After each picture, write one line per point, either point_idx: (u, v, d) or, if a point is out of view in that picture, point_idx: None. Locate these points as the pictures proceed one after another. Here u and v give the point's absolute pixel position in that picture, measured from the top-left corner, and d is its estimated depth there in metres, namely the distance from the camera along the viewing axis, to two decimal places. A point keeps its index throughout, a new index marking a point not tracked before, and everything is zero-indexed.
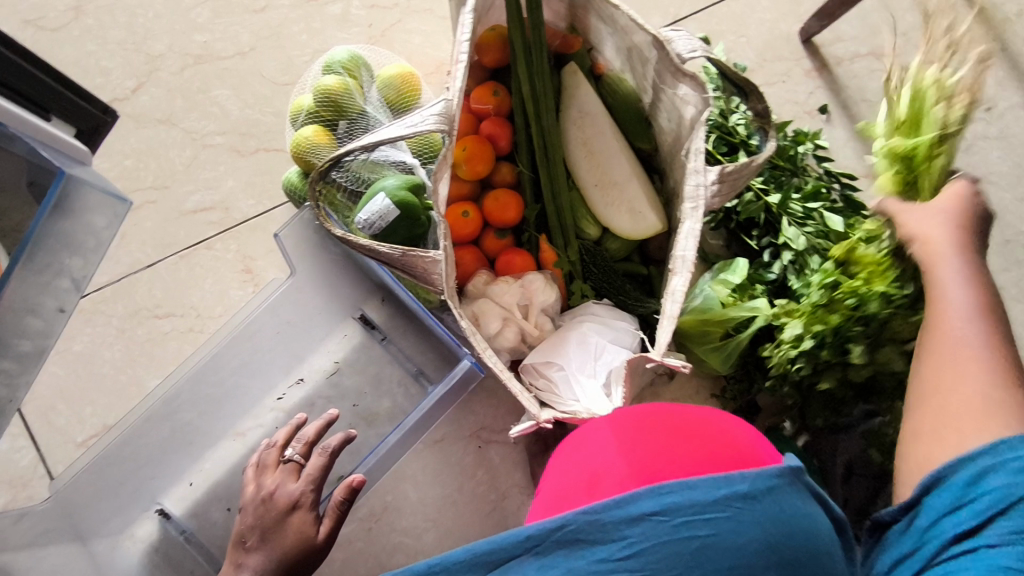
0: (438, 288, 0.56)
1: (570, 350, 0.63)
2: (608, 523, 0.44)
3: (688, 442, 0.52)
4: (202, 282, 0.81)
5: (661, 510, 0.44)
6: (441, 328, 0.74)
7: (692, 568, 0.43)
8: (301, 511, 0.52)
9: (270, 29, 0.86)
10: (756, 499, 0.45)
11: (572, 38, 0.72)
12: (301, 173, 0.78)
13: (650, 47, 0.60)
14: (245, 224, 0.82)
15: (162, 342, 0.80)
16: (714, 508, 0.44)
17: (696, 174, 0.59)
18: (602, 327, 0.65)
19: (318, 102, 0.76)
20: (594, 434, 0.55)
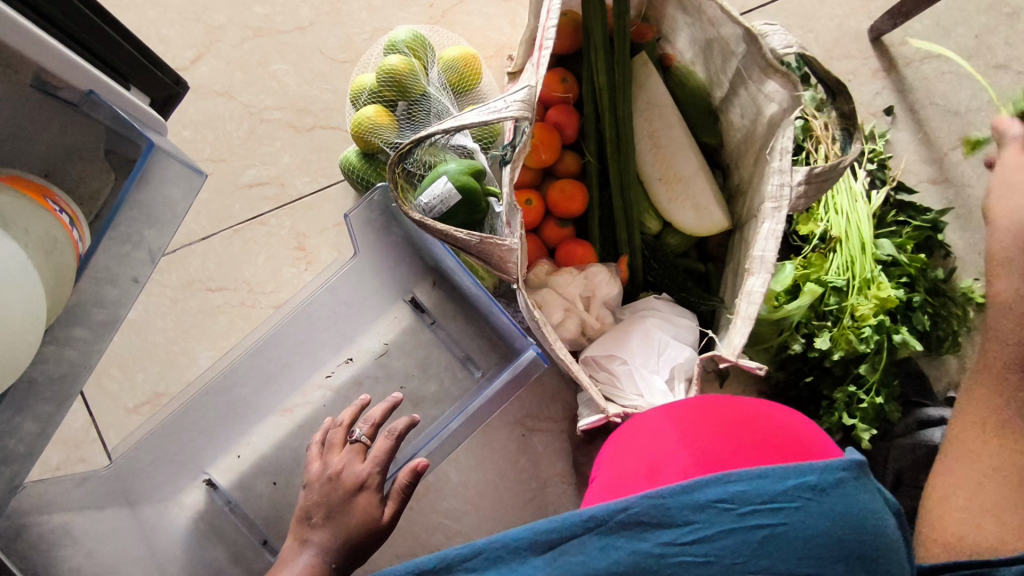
0: (512, 277, 0.57)
1: (634, 344, 0.64)
2: (672, 508, 0.43)
3: (757, 432, 0.51)
4: (255, 257, 0.81)
5: (726, 498, 0.43)
6: (506, 315, 0.70)
7: (759, 557, 0.42)
8: (367, 492, 0.52)
9: (330, 5, 0.85)
10: (825, 490, 0.43)
11: (644, 27, 0.70)
12: (360, 153, 0.78)
13: (738, 40, 0.59)
14: (299, 202, 0.82)
15: (214, 314, 0.80)
16: (782, 498, 0.43)
17: (781, 174, 0.60)
18: (664, 323, 0.66)
19: (382, 81, 0.75)
20: (654, 423, 0.55)
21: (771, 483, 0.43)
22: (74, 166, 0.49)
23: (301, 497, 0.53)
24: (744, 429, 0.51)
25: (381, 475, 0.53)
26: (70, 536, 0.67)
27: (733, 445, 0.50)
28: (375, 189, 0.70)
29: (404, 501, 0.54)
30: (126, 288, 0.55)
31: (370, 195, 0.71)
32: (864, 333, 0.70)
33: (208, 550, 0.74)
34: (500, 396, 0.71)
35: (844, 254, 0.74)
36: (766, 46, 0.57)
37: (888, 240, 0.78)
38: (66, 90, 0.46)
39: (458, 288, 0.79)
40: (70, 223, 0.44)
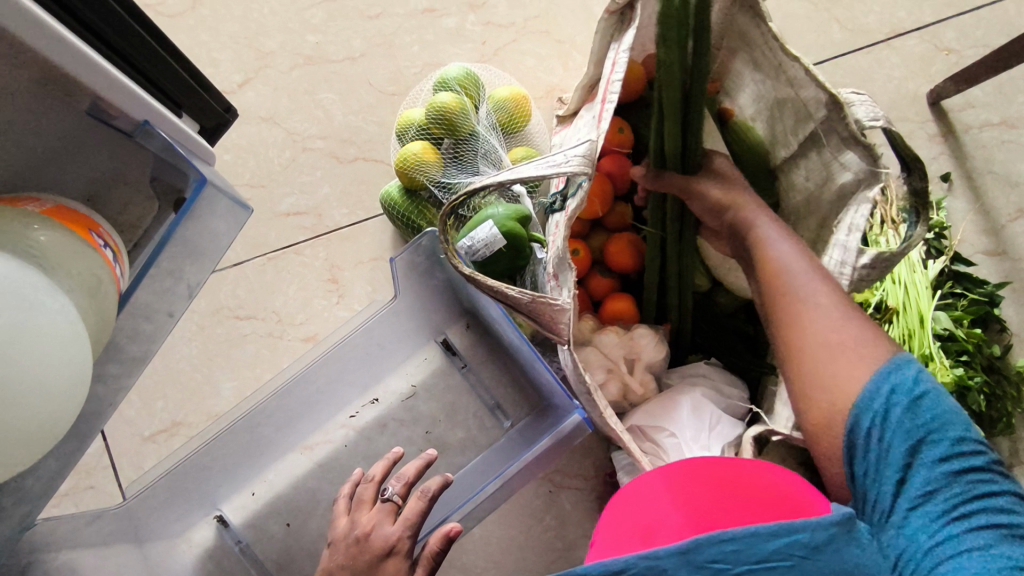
0: (563, 338, 0.54)
1: (684, 416, 0.61)
2: (670, 571, 0.43)
3: (754, 497, 0.48)
4: (287, 287, 0.79)
5: (721, 559, 0.43)
6: (551, 370, 0.66)
7: None
8: (396, 557, 0.49)
9: (382, 37, 0.84)
10: (819, 549, 0.43)
11: (707, 81, 0.68)
12: (403, 189, 0.76)
13: (820, 105, 0.57)
14: (337, 234, 0.80)
15: (240, 344, 0.78)
16: (775, 557, 0.43)
17: (844, 250, 0.59)
18: (715, 395, 0.63)
19: (431, 117, 0.74)
20: (636, 490, 0.52)
21: (762, 542, 0.43)
22: (119, 192, 0.47)
23: (325, 558, 0.50)
24: (737, 486, 0.49)
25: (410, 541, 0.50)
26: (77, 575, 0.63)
27: (726, 502, 0.48)
28: (426, 233, 0.67)
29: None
30: (160, 323, 0.52)
31: (418, 241, 0.68)
32: None
33: None
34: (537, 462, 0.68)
35: (900, 326, 0.72)
36: (848, 115, 0.56)
37: (946, 314, 0.75)
38: (121, 119, 0.44)
39: (493, 332, 0.76)
40: (114, 258, 0.42)
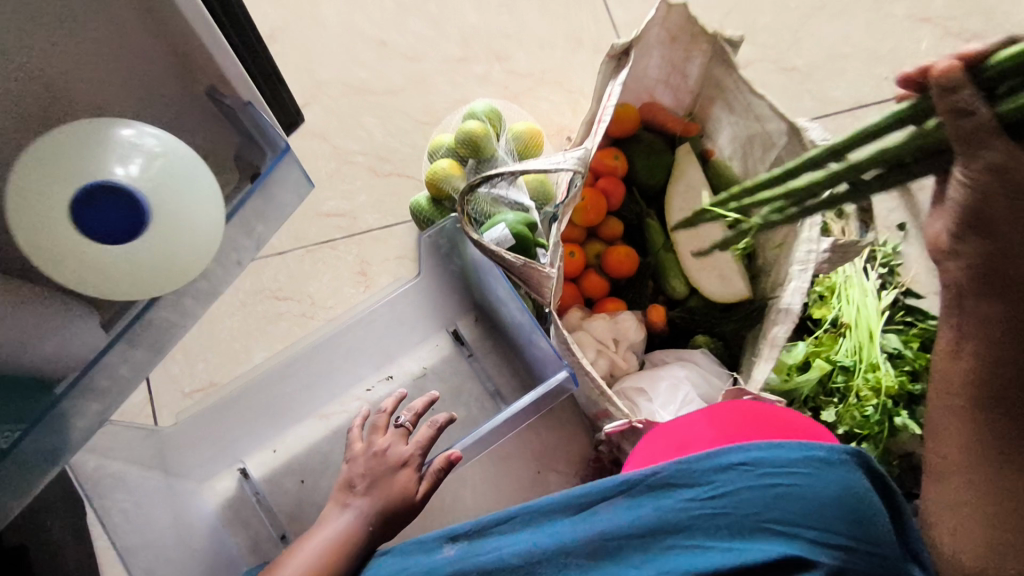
0: (547, 302, 0.65)
1: (661, 387, 0.70)
2: (697, 471, 0.52)
3: (784, 434, 0.57)
4: (321, 275, 0.90)
5: (746, 461, 0.52)
6: (547, 342, 0.71)
7: (770, 509, 0.50)
8: (407, 470, 0.59)
9: (420, 77, 1.00)
10: (829, 463, 0.50)
11: (691, 124, 0.84)
12: (430, 198, 0.89)
13: (781, 134, 0.72)
14: (368, 233, 0.92)
15: (275, 320, 0.88)
16: (793, 464, 0.51)
17: (809, 243, 0.69)
18: (695, 378, 0.71)
19: (460, 140, 0.88)
20: (676, 421, 0.62)
21: (783, 451, 0.51)
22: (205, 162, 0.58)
23: (347, 469, 0.60)
24: (761, 421, 0.59)
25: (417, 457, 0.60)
26: (121, 483, 0.73)
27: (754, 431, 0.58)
28: (449, 218, 0.80)
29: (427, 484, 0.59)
30: (229, 268, 0.63)
31: (443, 223, 0.80)
32: (866, 411, 0.75)
33: (231, 536, 0.79)
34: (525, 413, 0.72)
35: (853, 339, 0.81)
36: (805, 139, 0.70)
37: (896, 335, 0.84)
38: (230, 98, 0.56)
39: (498, 325, 0.87)
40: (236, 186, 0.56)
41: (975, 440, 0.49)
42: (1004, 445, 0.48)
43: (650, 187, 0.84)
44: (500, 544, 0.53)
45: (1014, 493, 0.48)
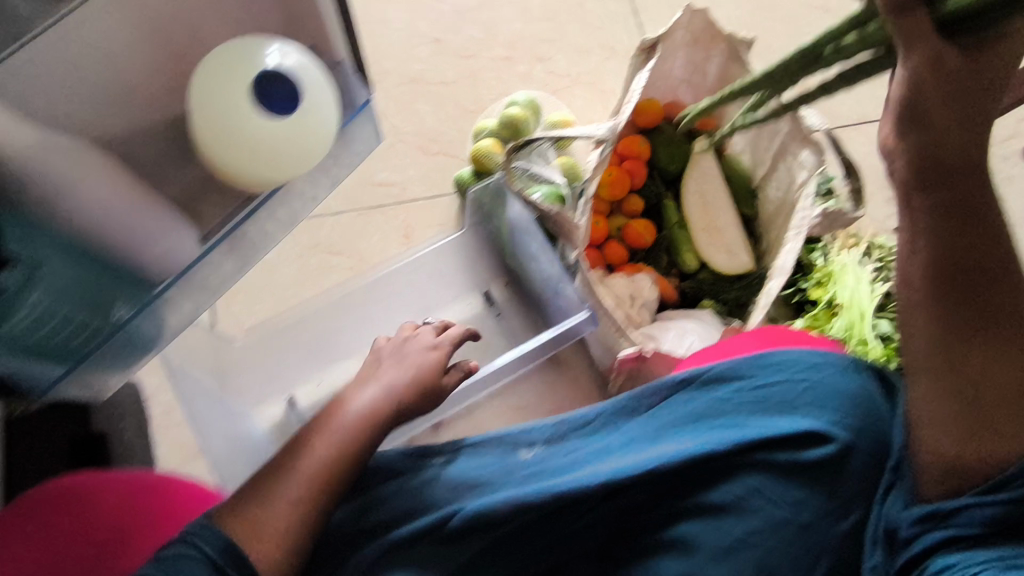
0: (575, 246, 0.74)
1: (668, 334, 0.80)
2: (740, 369, 0.62)
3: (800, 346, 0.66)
4: (370, 236, 1.01)
5: (782, 363, 0.61)
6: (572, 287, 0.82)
7: (800, 398, 0.59)
8: (437, 353, 0.72)
9: (470, 71, 1.11)
10: (847, 366, 0.60)
11: (707, 120, 0.95)
12: (472, 173, 1.00)
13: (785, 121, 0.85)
14: (415, 203, 1.03)
15: (327, 272, 0.98)
16: (819, 363, 0.60)
17: (804, 210, 0.79)
18: (699, 330, 0.81)
19: (501, 122, 0.99)
20: (704, 349, 0.72)
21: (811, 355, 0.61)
22: None
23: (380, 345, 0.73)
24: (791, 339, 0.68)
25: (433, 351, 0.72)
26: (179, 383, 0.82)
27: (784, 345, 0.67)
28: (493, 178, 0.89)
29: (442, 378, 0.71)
30: (305, 204, 0.73)
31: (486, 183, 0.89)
32: None
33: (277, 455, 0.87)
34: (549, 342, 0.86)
35: (846, 319, 0.90)
36: (805, 124, 0.82)
37: (888, 320, 0.92)
38: None
39: (527, 288, 0.97)
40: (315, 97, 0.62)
41: (959, 334, 0.52)
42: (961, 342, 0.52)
43: (671, 172, 0.94)
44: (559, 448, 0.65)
45: (979, 388, 0.52)
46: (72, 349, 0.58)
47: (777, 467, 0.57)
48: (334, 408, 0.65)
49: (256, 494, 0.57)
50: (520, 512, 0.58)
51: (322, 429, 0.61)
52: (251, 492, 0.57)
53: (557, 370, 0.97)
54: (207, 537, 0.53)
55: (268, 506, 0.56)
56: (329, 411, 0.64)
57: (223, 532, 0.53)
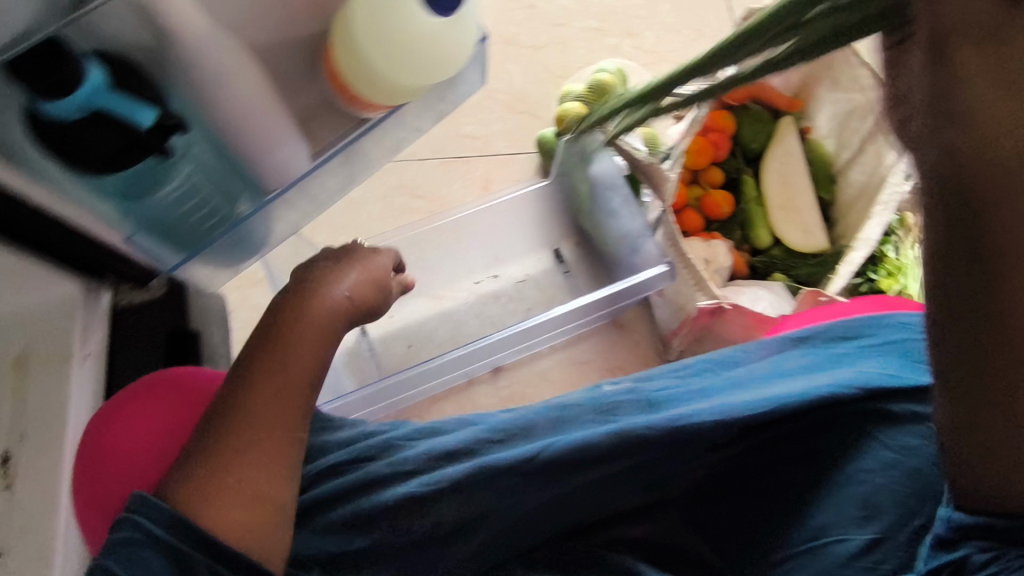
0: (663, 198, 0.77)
1: (743, 297, 0.81)
2: (856, 328, 0.65)
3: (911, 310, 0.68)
4: (451, 184, 1.04)
5: (903, 325, 0.64)
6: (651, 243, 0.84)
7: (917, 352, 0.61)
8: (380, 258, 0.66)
9: (561, 38, 1.13)
10: None
11: (796, 101, 0.95)
12: (556, 133, 1.03)
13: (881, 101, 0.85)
14: (497, 157, 1.06)
15: (407, 214, 1.02)
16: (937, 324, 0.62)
17: (897, 185, 0.80)
18: (772, 298, 0.82)
19: (590, 87, 1.03)
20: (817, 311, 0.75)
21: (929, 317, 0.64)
22: None
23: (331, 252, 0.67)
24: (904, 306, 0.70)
25: (352, 304, 0.60)
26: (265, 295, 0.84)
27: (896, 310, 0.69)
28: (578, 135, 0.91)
29: (391, 300, 0.67)
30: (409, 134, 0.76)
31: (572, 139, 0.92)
32: None
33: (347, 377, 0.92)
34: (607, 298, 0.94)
35: None
36: None
37: None
38: None
39: (597, 248, 0.99)
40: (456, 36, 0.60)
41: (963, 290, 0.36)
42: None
43: (753, 149, 0.95)
44: (527, 413, 0.64)
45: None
46: (196, 225, 0.61)
47: (813, 417, 0.58)
48: (270, 362, 0.54)
49: (205, 459, 0.50)
50: (500, 471, 0.57)
51: (261, 376, 0.54)
52: (200, 454, 0.51)
53: (618, 332, 0.99)
54: (148, 513, 0.47)
55: (220, 469, 0.50)
56: (265, 359, 0.55)
57: (162, 503, 0.47)
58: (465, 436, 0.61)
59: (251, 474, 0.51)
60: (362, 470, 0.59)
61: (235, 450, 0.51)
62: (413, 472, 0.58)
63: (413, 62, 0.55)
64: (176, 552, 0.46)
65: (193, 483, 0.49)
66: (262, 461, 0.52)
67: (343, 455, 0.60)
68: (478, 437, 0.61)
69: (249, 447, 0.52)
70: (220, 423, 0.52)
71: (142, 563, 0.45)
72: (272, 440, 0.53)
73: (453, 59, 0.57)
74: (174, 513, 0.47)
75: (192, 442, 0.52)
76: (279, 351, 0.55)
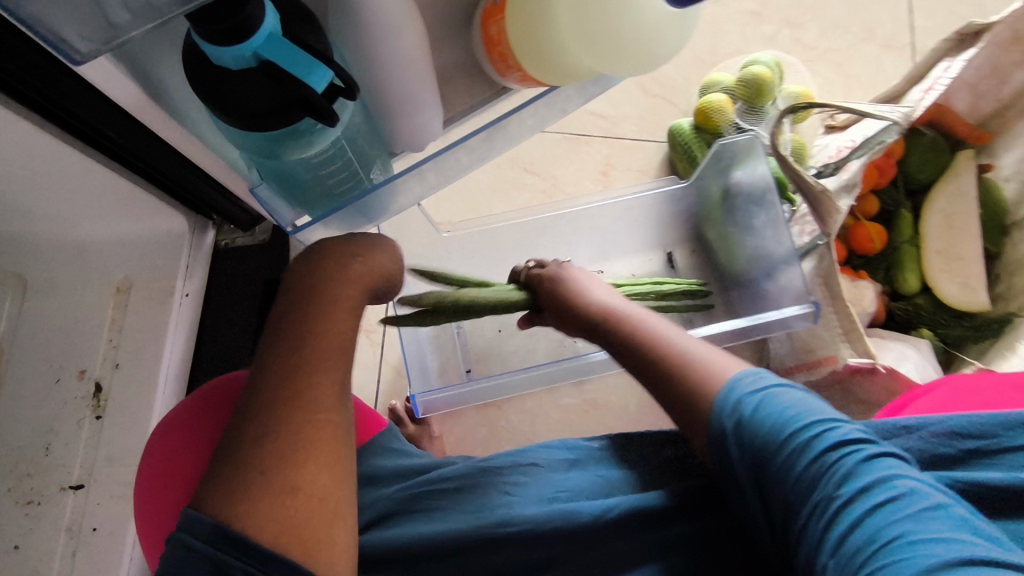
0: (828, 230, 0.69)
1: (886, 353, 0.73)
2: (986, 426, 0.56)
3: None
4: (569, 164, 0.97)
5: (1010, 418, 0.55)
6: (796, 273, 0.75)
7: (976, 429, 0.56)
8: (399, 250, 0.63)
9: (714, 18, 1.02)
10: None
11: (982, 132, 0.83)
12: (693, 126, 0.91)
13: None
14: (622, 142, 0.98)
15: (517, 188, 0.95)
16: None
17: None
18: (920, 358, 0.73)
19: (743, 78, 0.89)
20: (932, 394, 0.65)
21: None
22: None
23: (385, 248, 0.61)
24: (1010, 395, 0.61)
25: (371, 269, 0.56)
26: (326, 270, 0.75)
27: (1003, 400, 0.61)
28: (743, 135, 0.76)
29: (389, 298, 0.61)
30: None
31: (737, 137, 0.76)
32: None
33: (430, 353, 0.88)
34: (737, 332, 0.74)
35: None
36: None
37: None
38: None
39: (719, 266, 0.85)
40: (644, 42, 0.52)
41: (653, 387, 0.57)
42: (667, 396, 0.55)
43: (916, 181, 0.84)
44: (545, 478, 0.63)
45: (692, 400, 0.53)
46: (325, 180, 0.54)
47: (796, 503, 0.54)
48: (294, 339, 0.50)
49: (227, 462, 0.46)
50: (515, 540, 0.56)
51: (278, 358, 0.49)
52: (231, 460, 0.46)
53: None
54: (191, 525, 0.43)
55: (256, 475, 0.45)
56: (289, 341, 0.50)
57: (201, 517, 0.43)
58: (493, 496, 0.60)
59: (293, 476, 0.46)
60: (403, 528, 0.58)
61: (259, 444, 0.46)
62: (461, 537, 0.56)
63: (614, 48, 0.47)
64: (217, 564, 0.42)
65: (222, 492, 0.44)
66: (309, 467, 0.47)
67: (402, 485, 0.61)
68: (508, 492, 0.61)
69: (272, 446, 0.46)
70: (245, 422, 0.48)
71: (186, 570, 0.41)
72: (314, 437, 0.48)
73: (642, 56, 0.48)
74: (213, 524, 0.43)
75: (217, 454, 0.48)
76: (304, 325, 0.51)
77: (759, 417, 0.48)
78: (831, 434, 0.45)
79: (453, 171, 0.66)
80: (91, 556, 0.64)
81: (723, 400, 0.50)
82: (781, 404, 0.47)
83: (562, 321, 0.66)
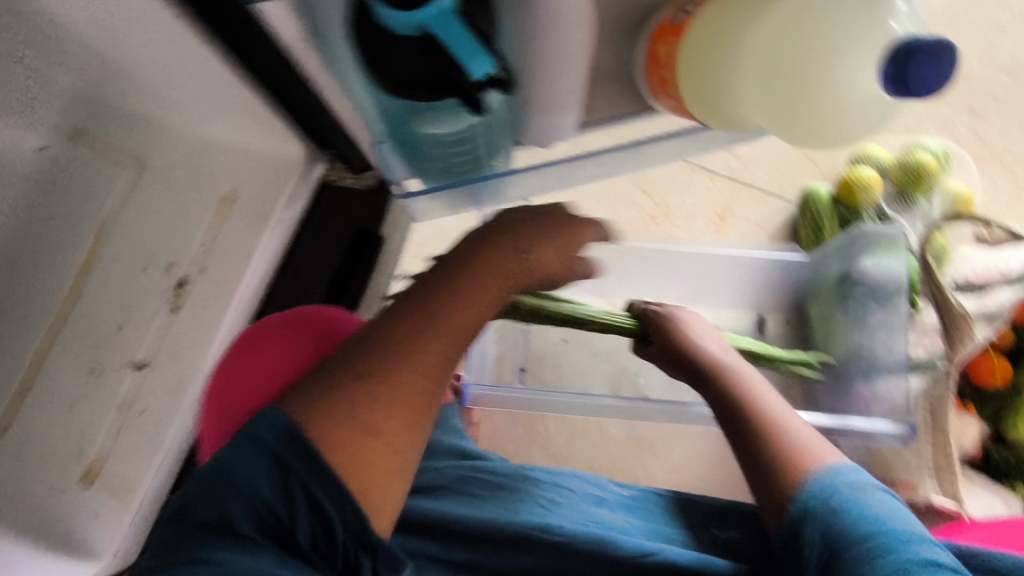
0: None
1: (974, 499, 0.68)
2: None
3: None
4: (686, 195, 0.92)
5: None
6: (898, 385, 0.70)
7: None
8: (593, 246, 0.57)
9: None
10: None
11: None
12: (831, 196, 0.85)
13: None
14: (748, 189, 0.92)
15: (626, 204, 0.91)
16: None
17: None
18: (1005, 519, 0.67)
19: (901, 162, 0.82)
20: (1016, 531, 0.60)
21: None
22: None
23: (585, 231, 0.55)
24: None
25: (526, 272, 0.51)
26: None
27: None
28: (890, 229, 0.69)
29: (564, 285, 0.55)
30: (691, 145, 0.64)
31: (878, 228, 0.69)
32: None
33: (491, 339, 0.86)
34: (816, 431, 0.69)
35: None
36: None
37: None
38: None
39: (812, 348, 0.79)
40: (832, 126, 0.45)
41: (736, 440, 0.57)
42: (746, 456, 0.55)
43: None
44: (577, 505, 0.59)
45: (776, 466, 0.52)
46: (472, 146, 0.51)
47: None
48: (434, 302, 0.45)
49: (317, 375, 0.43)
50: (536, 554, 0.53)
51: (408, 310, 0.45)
52: (326, 377, 0.42)
53: None
54: (267, 419, 0.41)
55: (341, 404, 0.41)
56: (444, 298, 0.46)
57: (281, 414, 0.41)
58: (527, 505, 0.57)
59: (377, 421, 0.41)
60: (442, 504, 0.57)
61: (365, 377, 0.42)
62: (493, 534, 0.54)
63: (800, 112, 0.43)
64: (281, 459, 0.40)
65: (314, 404, 0.41)
66: (395, 422, 0.42)
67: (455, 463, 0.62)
68: (542, 505, 0.58)
69: (374, 387, 0.42)
70: (362, 346, 0.44)
71: (252, 461, 0.40)
72: (409, 399, 0.42)
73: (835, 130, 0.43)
74: (287, 425, 0.40)
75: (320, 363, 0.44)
76: (459, 290, 0.46)
77: (847, 509, 0.47)
78: (923, 550, 0.44)
79: (574, 178, 0.63)
80: (137, 433, 0.67)
81: (814, 484, 0.49)
82: (875, 508, 0.47)
83: (661, 349, 0.66)
